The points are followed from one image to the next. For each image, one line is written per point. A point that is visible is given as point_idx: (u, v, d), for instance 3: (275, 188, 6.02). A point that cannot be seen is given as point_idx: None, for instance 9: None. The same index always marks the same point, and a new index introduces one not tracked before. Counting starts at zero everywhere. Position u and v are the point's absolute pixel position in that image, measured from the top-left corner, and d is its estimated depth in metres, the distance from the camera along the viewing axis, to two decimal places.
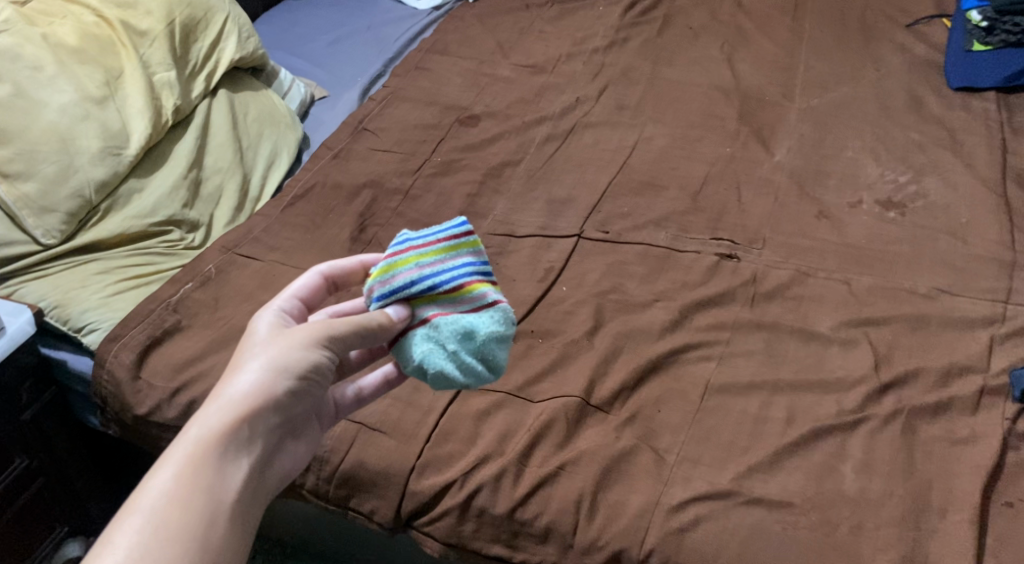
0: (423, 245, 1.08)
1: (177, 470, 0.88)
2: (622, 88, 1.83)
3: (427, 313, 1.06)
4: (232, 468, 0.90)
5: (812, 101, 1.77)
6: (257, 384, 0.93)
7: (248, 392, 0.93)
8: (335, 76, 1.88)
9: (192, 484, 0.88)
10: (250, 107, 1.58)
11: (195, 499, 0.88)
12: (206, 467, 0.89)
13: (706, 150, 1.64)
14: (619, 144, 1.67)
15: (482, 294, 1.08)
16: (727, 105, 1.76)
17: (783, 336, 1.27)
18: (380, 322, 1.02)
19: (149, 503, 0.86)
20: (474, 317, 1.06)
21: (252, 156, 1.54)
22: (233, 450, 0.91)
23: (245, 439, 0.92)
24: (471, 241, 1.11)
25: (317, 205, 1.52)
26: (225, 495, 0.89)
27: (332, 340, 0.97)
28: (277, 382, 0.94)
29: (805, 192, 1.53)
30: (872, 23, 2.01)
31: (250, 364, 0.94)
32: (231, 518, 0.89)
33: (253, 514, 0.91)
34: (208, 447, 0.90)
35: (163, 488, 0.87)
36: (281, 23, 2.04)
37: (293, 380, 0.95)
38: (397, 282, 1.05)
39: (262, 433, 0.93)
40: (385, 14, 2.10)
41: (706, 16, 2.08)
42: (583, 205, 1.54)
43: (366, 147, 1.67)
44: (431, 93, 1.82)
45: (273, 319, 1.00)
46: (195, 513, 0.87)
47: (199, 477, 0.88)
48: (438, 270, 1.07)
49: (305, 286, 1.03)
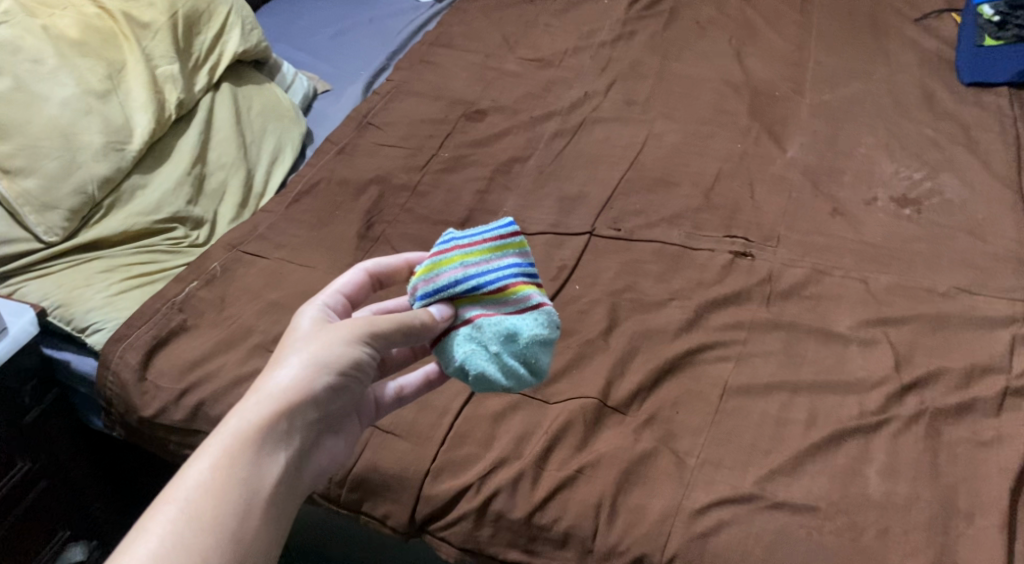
0: (469, 245, 1.11)
1: (215, 461, 0.90)
2: (631, 83, 1.81)
3: (470, 313, 1.08)
4: (269, 461, 0.92)
5: (824, 96, 1.75)
6: (297, 380, 0.95)
7: (288, 388, 0.95)
8: (338, 69, 1.84)
9: (229, 476, 0.90)
10: (253, 102, 1.55)
11: (230, 491, 0.90)
12: (243, 460, 0.91)
13: (718, 147, 1.62)
14: (629, 140, 1.65)
15: (527, 297, 1.10)
16: (737, 101, 1.74)
17: (801, 335, 1.25)
18: (423, 321, 1.04)
19: (186, 492, 0.88)
20: (517, 319, 1.08)
21: (256, 151, 1.51)
22: (270, 443, 0.93)
23: (283, 433, 0.94)
24: (518, 241, 1.13)
25: (324, 202, 1.49)
26: (260, 487, 0.91)
27: (373, 338, 0.99)
28: (316, 378, 0.96)
29: (819, 189, 1.51)
30: (882, 18, 1.98)
31: (291, 359, 0.96)
32: (264, 511, 0.91)
33: (285, 509, 0.93)
34: (247, 439, 0.92)
35: (200, 478, 0.89)
36: (282, 15, 2.01)
37: (332, 378, 0.97)
38: (442, 282, 1.08)
39: (299, 428, 0.95)
40: (388, 6, 2.07)
41: (714, 10, 2.06)
42: (594, 202, 1.52)
43: (372, 142, 1.64)
44: (437, 87, 1.79)
45: (316, 314, 1.02)
46: (228, 504, 0.89)
47: (236, 468, 0.90)
48: (483, 270, 1.09)
49: (350, 284, 1.06)
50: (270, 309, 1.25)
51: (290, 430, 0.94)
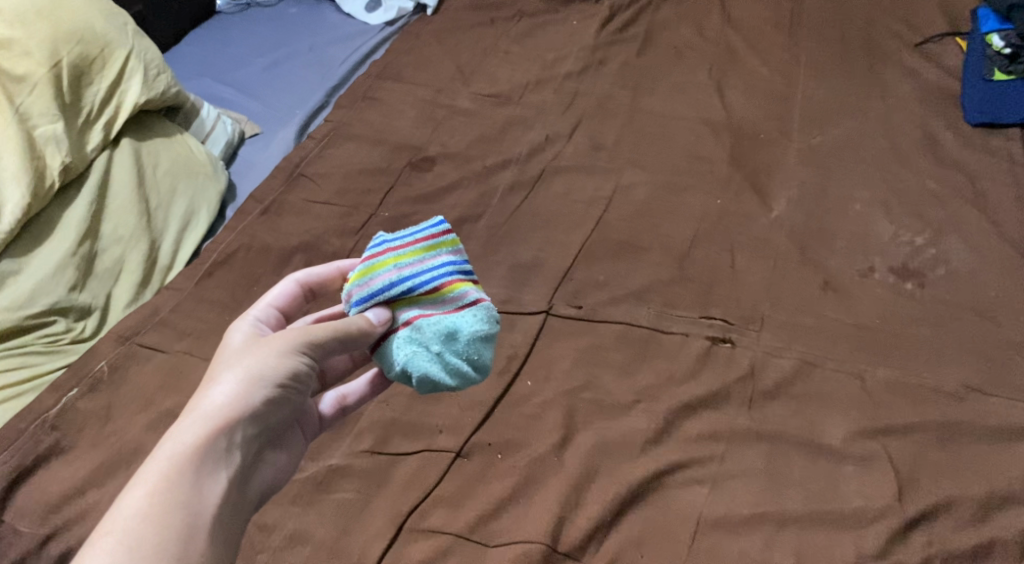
0: (401, 246, 1.00)
1: (151, 486, 0.82)
2: (598, 123, 1.61)
3: (408, 315, 0.98)
4: (211, 480, 0.84)
5: (814, 138, 1.56)
6: (235, 395, 0.87)
7: (224, 405, 0.86)
8: (269, 108, 1.64)
9: (169, 500, 0.82)
10: (161, 156, 1.35)
11: (171, 515, 0.81)
12: (183, 483, 0.82)
13: (693, 202, 1.43)
14: (593, 195, 1.46)
15: (464, 294, 1.00)
16: (717, 145, 1.55)
17: (787, 450, 1.07)
18: (359, 326, 0.95)
19: (122, 524, 0.80)
20: (457, 317, 0.98)
21: (163, 216, 1.32)
22: (210, 462, 0.85)
23: (224, 451, 0.85)
24: (452, 238, 1.03)
25: (241, 275, 1.31)
26: (204, 509, 0.83)
27: (312, 347, 0.91)
28: (254, 392, 0.88)
29: (808, 256, 1.32)
30: (878, 43, 1.79)
31: (228, 375, 0.87)
32: (212, 533, 0.83)
33: (233, 529, 0.85)
34: (185, 460, 0.83)
35: (136, 506, 0.81)
36: (211, 41, 1.80)
37: (272, 390, 0.88)
38: (375, 286, 0.98)
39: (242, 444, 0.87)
40: (332, 30, 1.86)
41: (692, 33, 1.86)
42: (551, 271, 1.34)
43: (303, 199, 1.45)
44: (380, 129, 1.60)
45: (247, 329, 0.94)
46: (171, 530, 0.81)
47: (177, 492, 0.82)
48: (418, 271, 0.99)
49: (280, 297, 0.98)
50: (160, 424, 1.09)
51: (232, 447, 0.86)
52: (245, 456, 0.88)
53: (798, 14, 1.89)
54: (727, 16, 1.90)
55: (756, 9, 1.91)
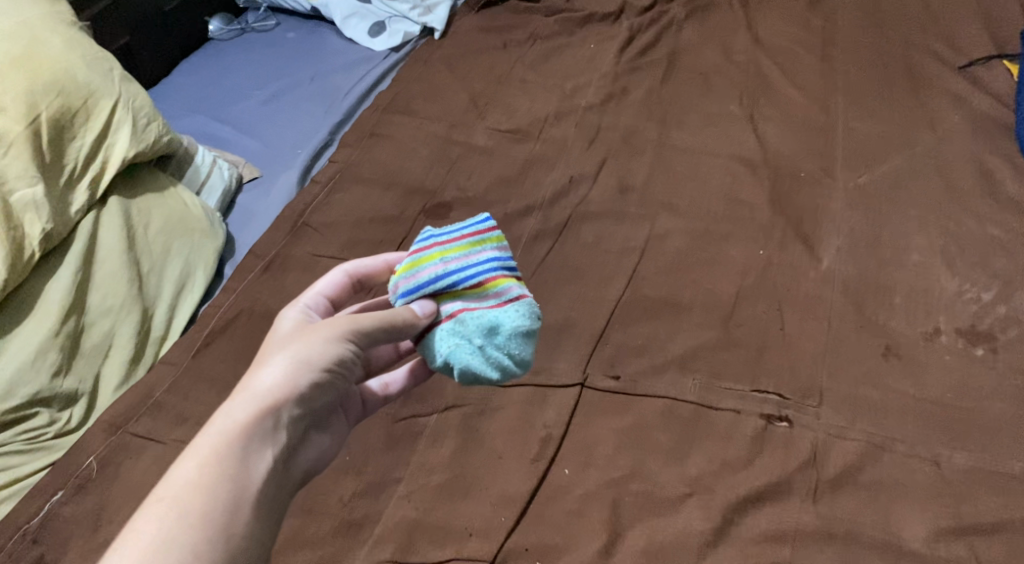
0: (448, 242, 1.03)
1: (201, 457, 0.85)
2: (626, 161, 1.48)
3: (452, 308, 1.00)
4: (258, 456, 0.87)
5: (859, 178, 1.44)
6: (282, 379, 0.90)
7: (271, 388, 0.89)
8: (270, 147, 1.52)
9: (218, 470, 0.85)
10: (153, 214, 1.23)
11: (220, 484, 0.84)
12: (231, 455, 0.85)
13: (735, 253, 1.30)
14: (624, 244, 1.34)
15: (506, 290, 1.02)
16: (755, 185, 1.43)
17: (862, 551, 0.99)
18: (404, 318, 0.97)
19: (173, 491, 0.83)
20: (499, 312, 1.00)
21: (156, 280, 1.21)
22: (258, 438, 0.87)
23: (272, 427, 0.88)
24: (495, 236, 1.06)
25: (244, 345, 1.19)
26: (250, 481, 0.86)
27: (355, 336, 0.93)
28: (299, 375, 0.90)
29: (865, 316, 1.21)
30: (920, 67, 1.67)
31: (278, 359, 0.90)
32: (256, 505, 0.85)
33: (277, 503, 0.87)
34: (233, 437, 0.86)
35: (188, 475, 0.84)
36: (204, 71, 1.67)
37: (317, 374, 0.91)
38: (423, 278, 1.00)
39: (287, 423, 0.90)
40: (334, 57, 1.74)
41: (719, 56, 1.74)
42: (585, 333, 1.22)
43: (308, 252, 1.33)
44: (391, 170, 1.48)
45: (296, 317, 0.97)
46: (218, 499, 0.84)
47: (225, 463, 0.85)
48: (463, 266, 1.02)
49: (330, 287, 1.01)
50: None
51: (280, 424, 0.89)
52: (290, 436, 0.90)
53: (832, 35, 1.76)
54: (755, 37, 1.77)
55: (786, 30, 1.78)
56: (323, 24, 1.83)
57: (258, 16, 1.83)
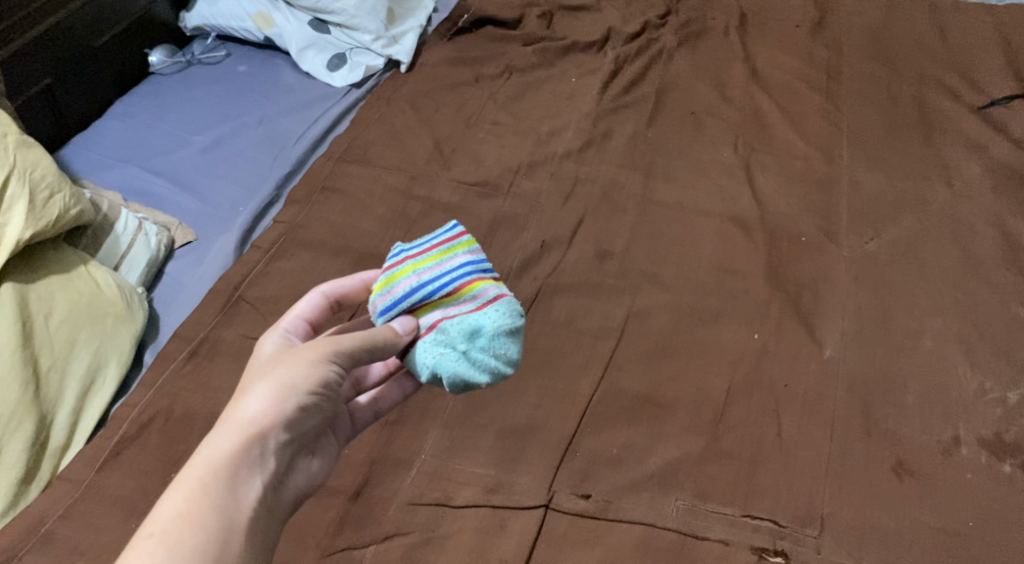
0: (418, 255, 0.94)
1: (186, 490, 0.78)
2: (604, 221, 1.30)
3: (433, 319, 0.91)
4: (246, 485, 0.79)
5: (867, 243, 1.24)
6: (266, 406, 0.81)
7: (255, 416, 0.81)
8: (207, 205, 1.36)
9: (205, 504, 0.77)
10: (57, 301, 1.09)
11: (209, 517, 0.77)
12: (218, 486, 0.78)
13: (725, 340, 1.13)
14: (600, 324, 1.16)
15: (486, 291, 0.92)
16: (749, 250, 1.24)
17: None
18: (384, 337, 0.87)
19: (158, 529, 0.76)
20: (480, 315, 0.90)
21: (58, 379, 1.07)
22: (245, 467, 0.80)
23: (258, 457, 0.81)
24: (467, 240, 0.95)
25: (157, 457, 1.05)
26: (240, 514, 0.78)
27: (340, 357, 0.85)
28: (285, 401, 0.82)
29: (873, 424, 1.04)
30: (933, 101, 1.46)
31: (263, 385, 0.82)
32: (248, 537, 0.78)
33: (269, 533, 0.80)
34: (221, 467, 0.79)
35: (175, 510, 0.77)
36: (142, 114, 1.50)
37: (304, 399, 0.83)
38: (397, 294, 0.91)
39: (275, 451, 0.82)
40: (288, 95, 1.57)
41: (712, 92, 1.53)
42: (552, 438, 1.05)
43: (240, 334, 1.17)
44: (341, 231, 1.31)
45: (275, 343, 0.89)
46: (205, 533, 0.76)
47: (213, 496, 0.77)
48: (437, 275, 0.92)
49: (310, 310, 0.93)
50: None
51: (266, 453, 0.81)
52: (279, 463, 0.83)
53: (838, 63, 1.56)
54: (753, 69, 1.57)
55: (787, 60, 1.58)
56: (278, 54, 1.65)
57: (206, 45, 1.65)
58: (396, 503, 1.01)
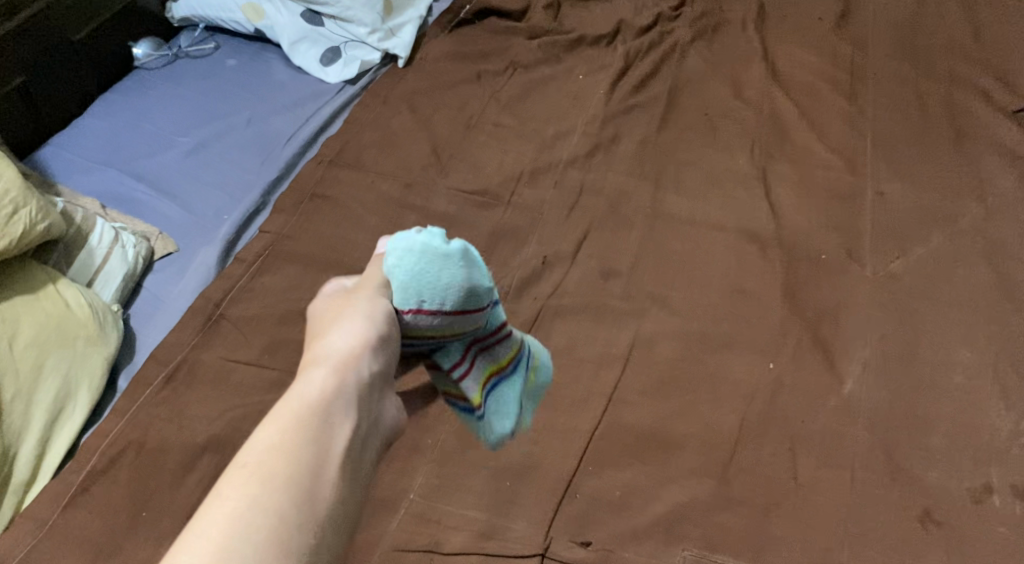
0: None
1: (277, 428, 0.76)
2: (610, 236, 1.22)
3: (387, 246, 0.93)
4: (338, 423, 0.78)
5: (892, 263, 1.15)
6: (351, 338, 0.82)
7: (341, 347, 0.82)
8: (190, 213, 1.29)
9: (299, 437, 0.76)
10: (22, 324, 1.03)
11: (302, 450, 0.75)
12: (309, 424, 0.76)
13: (737, 372, 1.05)
14: (604, 351, 1.09)
15: None
16: (765, 270, 1.15)
17: None
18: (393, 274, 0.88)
19: (252, 459, 0.75)
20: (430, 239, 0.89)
21: (22, 409, 1.01)
22: (333, 406, 0.78)
23: (349, 387, 0.80)
24: None
25: (127, 493, 1.00)
26: (334, 446, 0.77)
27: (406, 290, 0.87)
28: (370, 333, 0.83)
29: (897, 467, 0.96)
30: (966, 102, 1.35)
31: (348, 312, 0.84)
32: (345, 468, 0.77)
33: (364, 472, 0.79)
34: (312, 401, 0.78)
35: (268, 441, 0.76)
36: (125, 111, 1.42)
37: (385, 332, 0.84)
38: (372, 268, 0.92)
39: (366, 380, 0.81)
40: (280, 90, 1.47)
41: (729, 93, 1.42)
42: (550, 479, 0.98)
43: (219, 357, 1.10)
44: (330, 243, 1.23)
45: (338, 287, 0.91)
46: (299, 471, 0.74)
47: (303, 431, 0.76)
48: None
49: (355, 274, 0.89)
50: None
51: (358, 381, 0.81)
52: (369, 397, 0.81)
53: (864, 58, 1.44)
54: (772, 69, 1.45)
55: (808, 59, 1.45)
56: (269, 47, 1.55)
57: (193, 37, 1.56)
58: (380, 548, 0.95)
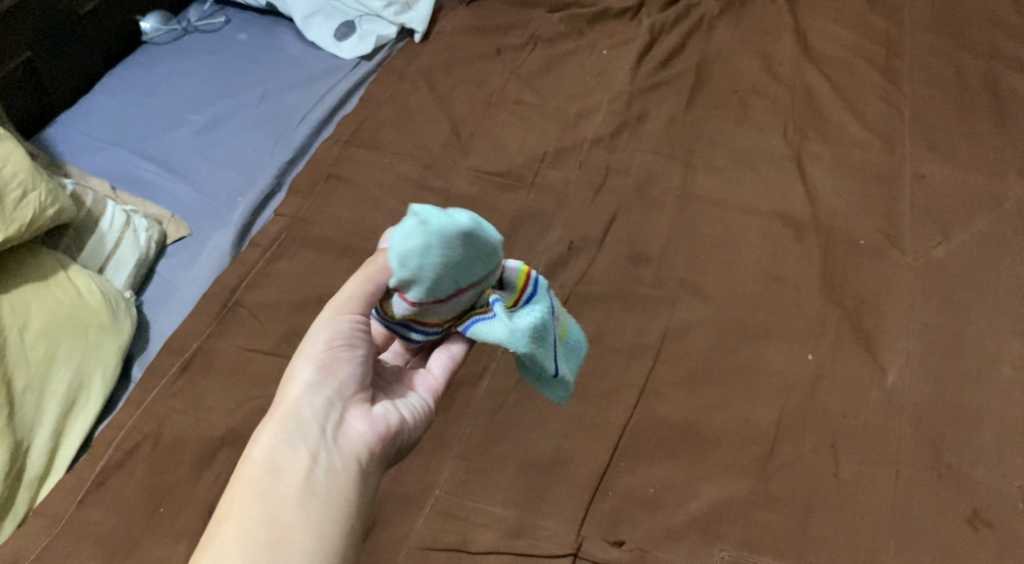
0: None
1: (227, 491, 0.76)
2: (639, 219, 1.17)
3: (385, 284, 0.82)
4: (288, 470, 0.76)
5: (934, 248, 1.10)
6: (293, 380, 0.80)
7: (286, 391, 0.79)
8: (203, 196, 1.24)
9: (246, 495, 0.75)
10: (33, 314, 1.00)
11: (250, 507, 0.74)
12: (258, 482, 0.75)
13: (774, 365, 1.02)
14: (635, 341, 1.05)
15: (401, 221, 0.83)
16: (802, 256, 1.11)
17: None
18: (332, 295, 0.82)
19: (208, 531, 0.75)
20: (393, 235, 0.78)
21: (34, 402, 0.97)
22: (282, 456, 0.77)
23: (296, 428, 0.78)
24: None
25: (143, 489, 0.96)
26: (286, 495, 0.75)
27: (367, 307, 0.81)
28: (310, 371, 0.79)
29: (944, 465, 0.94)
30: (1010, 76, 1.29)
31: (296, 354, 0.82)
32: (303, 515, 0.74)
33: (334, 509, 0.76)
34: (259, 456, 0.77)
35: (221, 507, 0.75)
36: (132, 89, 1.37)
37: (329, 362, 0.80)
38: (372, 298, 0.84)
39: (315, 416, 0.78)
40: (292, 67, 1.42)
41: (760, 68, 1.34)
42: (582, 476, 0.95)
43: (235, 346, 1.07)
44: (348, 226, 1.18)
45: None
46: (252, 530, 0.73)
47: (250, 489, 0.75)
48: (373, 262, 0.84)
49: None
50: None
51: (306, 419, 0.78)
52: (322, 432, 0.78)
53: (902, 28, 1.37)
54: (804, 43, 1.37)
55: (843, 32, 1.38)
56: (282, 21, 1.50)
57: (202, 11, 1.51)
58: (407, 547, 0.92)
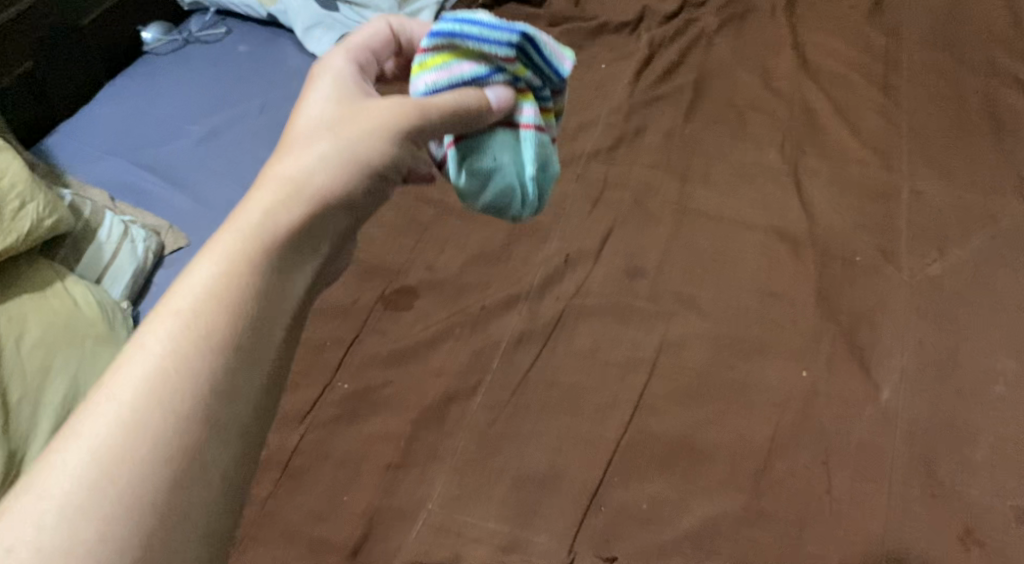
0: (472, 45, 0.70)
1: (182, 328, 0.55)
2: (635, 233, 1.17)
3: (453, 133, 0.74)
4: (273, 307, 0.58)
5: (930, 265, 1.11)
6: (323, 172, 0.62)
7: (307, 182, 0.61)
8: (202, 206, 1.25)
9: (215, 340, 0.55)
10: (29, 323, 1.00)
11: (216, 360, 0.55)
12: (232, 309, 0.56)
13: (768, 380, 1.02)
14: (629, 355, 1.05)
15: (524, 109, 0.74)
16: (797, 271, 1.11)
17: None
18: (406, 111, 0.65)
19: (134, 375, 0.53)
20: (500, 171, 0.74)
21: None
22: (275, 278, 0.59)
23: (296, 262, 0.60)
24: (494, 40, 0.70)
25: None
26: (263, 356, 0.57)
27: (423, 129, 0.66)
28: (354, 176, 0.63)
29: (937, 483, 0.94)
30: (1008, 94, 1.29)
31: (328, 147, 0.63)
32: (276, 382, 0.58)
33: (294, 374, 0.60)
34: (241, 287, 0.57)
35: (163, 348, 0.54)
36: (134, 99, 1.38)
37: (381, 178, 0.65)
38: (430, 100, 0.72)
39: (322, 247, 0.62)
40: (293, 78, 1.42)
41: (758, 83, 1.35)
42: (576, 491, 0.95)
43: None
44: None
45: (345, 70, 0.68)
46: (202, 389, 0.54)
47: (221, 337, 0.55)
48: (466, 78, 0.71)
49: (373, 38, 0.72)
50: None
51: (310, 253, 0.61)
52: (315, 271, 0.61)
53: (901, 46, 1.37)
54: (803, 58, 1.38)
55: (841, 48, 1.38)
56: (283, 32, 1.50)
57: (204, 21, 1.51)
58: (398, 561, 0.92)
